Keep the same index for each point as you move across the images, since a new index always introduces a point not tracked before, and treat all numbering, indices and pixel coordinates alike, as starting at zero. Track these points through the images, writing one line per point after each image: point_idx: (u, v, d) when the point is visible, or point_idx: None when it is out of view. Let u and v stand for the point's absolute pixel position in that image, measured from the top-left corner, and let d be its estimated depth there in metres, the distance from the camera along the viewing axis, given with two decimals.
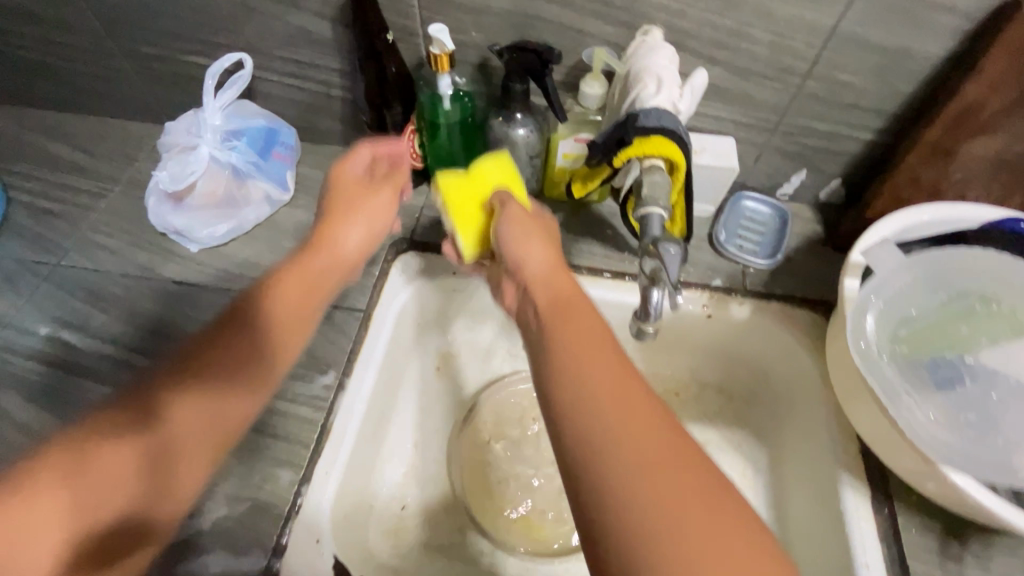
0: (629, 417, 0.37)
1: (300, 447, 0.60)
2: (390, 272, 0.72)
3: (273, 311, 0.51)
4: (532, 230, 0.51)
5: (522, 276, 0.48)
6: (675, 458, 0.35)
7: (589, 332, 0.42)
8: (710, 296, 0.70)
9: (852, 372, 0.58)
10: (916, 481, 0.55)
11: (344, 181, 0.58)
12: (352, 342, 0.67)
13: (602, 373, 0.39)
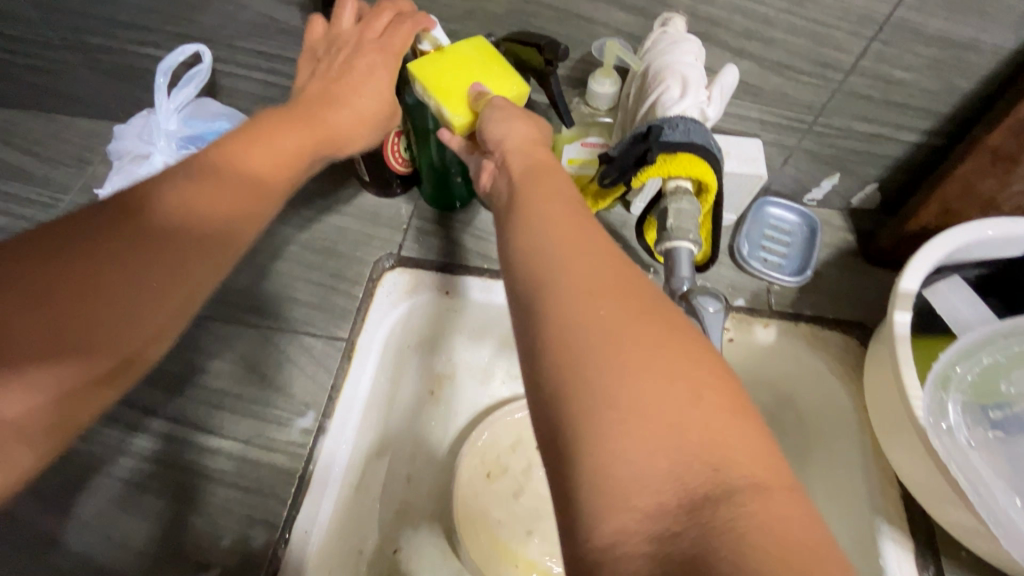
0: (606, 304, 0.29)
1: (279, 500, 0.54)
2: (376, 293, 0.65)
3: (227, 208, 0.41)
4: (529, 137, 0.44)
5: (504, 156, 0.43)
6: (660, 348, 0.28)
7: (582, 224, 0.34)
8: (732, 317, 0.63)
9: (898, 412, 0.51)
10: (964, 537, 0.49)
11: (342, 73, 0.50)
12: (335, 376, 0.60)
13: (586, 266, 0.31)
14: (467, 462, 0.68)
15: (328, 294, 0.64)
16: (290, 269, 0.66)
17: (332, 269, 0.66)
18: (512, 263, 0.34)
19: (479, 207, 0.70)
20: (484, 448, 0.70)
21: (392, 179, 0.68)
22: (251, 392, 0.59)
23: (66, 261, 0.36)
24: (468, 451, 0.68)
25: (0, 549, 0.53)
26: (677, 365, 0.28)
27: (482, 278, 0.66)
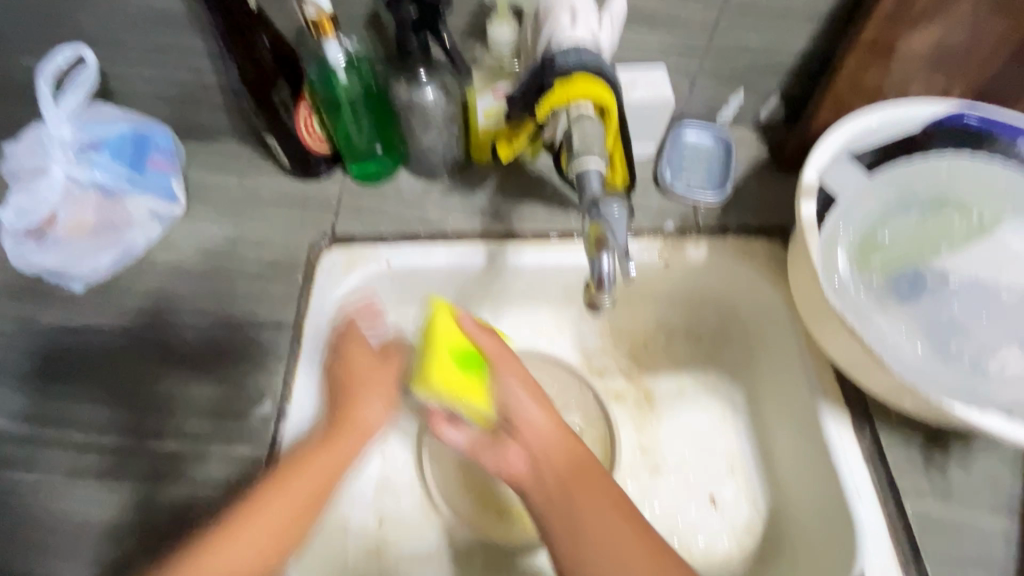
0: (599, 536, 0.47)
1: (246, 488, 0.54)
2: (317, 275, 0.64)
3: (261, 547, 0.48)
4: (536, 391, 0.52)
5: (518, 435, 0.50)
6: (625, 572, 0.45)
7: (571, 456, 0.50)
8: (664, 241, 0.66)
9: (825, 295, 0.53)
10: (897, 400, 0.52)
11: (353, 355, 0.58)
12: (287, 360, 0.59)
13: (579, 488, 0.49)
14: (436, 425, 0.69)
15: (266, 284, 0.63)
16: (225, 266, 0.64)
17: (267, 259, 0.65)
18: (511, 430, 0.51)
19: (407, 176, 0.70)
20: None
21: (313, 159, 0.67)
22: (199, 394, 0.58)
23: (188, 557, 0.46)
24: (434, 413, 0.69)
25: None
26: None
27: (420, 244, 0.66)
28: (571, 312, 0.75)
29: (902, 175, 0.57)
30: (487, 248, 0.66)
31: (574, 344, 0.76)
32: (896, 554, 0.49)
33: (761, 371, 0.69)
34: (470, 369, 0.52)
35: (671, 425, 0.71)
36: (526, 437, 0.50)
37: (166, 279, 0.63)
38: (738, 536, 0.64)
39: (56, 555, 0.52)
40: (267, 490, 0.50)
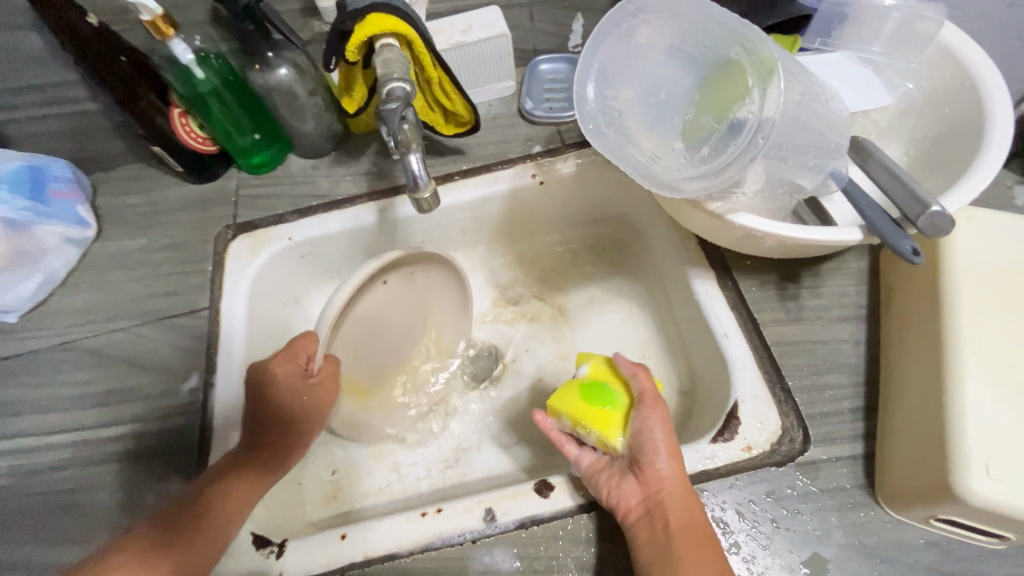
0: (688, 524, 0.45)
1: (186, 450, 0.58)
2: (226, 262, 0.70)
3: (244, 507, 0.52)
4: (667, 426, 0.49)
5: (647, 438, 0.48)
6: (699, 547, 0.44)
7: (685, 490, 0.47)
8: (537, 163, 0.72)
9: None
10: (747, 248, 0.56)
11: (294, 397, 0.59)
12: (207, 339, 0.64)
13: (675, 506, 0.46)
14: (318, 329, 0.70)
15: (183, 278, 0.69)
16: (142, 272, 0.70)
17: (180, 257, 0.70)
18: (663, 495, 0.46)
19: (296, 159, 0.76)
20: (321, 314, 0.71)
21: (206, 160, 0.73)
22: (131, 384, 0.62)
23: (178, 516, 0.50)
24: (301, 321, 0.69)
25: None
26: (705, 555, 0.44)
27: (316, 214, 0.72)
28: (478, 252, 0.82)
29: (653, 31, 0.50)
30: (377, 205, 0.72)
31: (487, 280, 0.82)
32: (763, 378, 0.54)
33: (653, 263, 0.75)
34: (595, 399, 0.52)
35: (585, 331, 0.77)
36: (659, 479, 0.47)
37: (90, 293, 0.69)
38: None
39: (18, 550, 0.55)
40: (266, 448, 0.57)
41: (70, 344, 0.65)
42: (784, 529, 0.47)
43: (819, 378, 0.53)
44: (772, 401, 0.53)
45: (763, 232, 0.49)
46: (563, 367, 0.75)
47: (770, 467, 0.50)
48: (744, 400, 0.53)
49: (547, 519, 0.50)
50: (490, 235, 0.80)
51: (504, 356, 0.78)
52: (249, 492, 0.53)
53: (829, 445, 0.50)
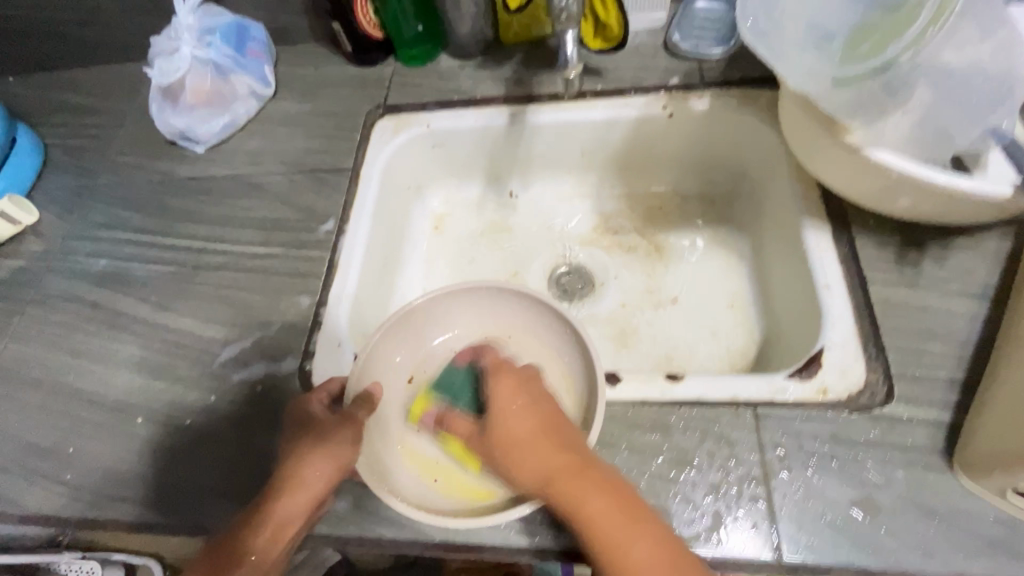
0: (597, 516, 0.44)
1: (312, 276, 0.67)
2: (371, 136, 0.78)
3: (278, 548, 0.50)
4: (532, 398, 0.51)
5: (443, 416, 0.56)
6: (621, 542, 0.43)
7: (571, 472, 0.46)
8: (669, 96, 0.73)
9: (799, 111, 0.54)
10: (874, 202, 0.54)
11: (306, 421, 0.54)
12: (346, 195, 0.74)
13: (593, 505, 0.44)
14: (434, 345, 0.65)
15: (334, 143, 0.79)
16: (303, 132, 0.81)
17: (334, 125, 0.80)
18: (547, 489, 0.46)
19: (446, 58, 0.83)
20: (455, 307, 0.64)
21: (370, 46, 0.81)
22: (281, 217, 0.73)
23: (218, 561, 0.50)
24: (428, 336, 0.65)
25: (109, 348, 0.67)
26: (642, 543, 0.43)
27: (454, 109, 0.78)
28: (590, 178, 0.85)
29: None
30: (511, 110, 0.77)
31: (592, 207, 0.85)
32: (858, 332, 0.53)
33: (764, 218, 0.74)
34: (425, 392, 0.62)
35: (679, 272, 0.79)
36: (583, 448, 0.48)
37: (260, 141, 0.81)
38: (732, 359, 0.70)
39: (177, 320, 0.67)
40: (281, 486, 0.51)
41: (240, 178, 0.78)
42: (842, 469, 0.47)
43: (920, 343, 0.51)
44: (861, 355, 0.52)
45: (892, 169, 0.49)
46: (648, 299, 0.77)
47: (844, 412, 0.50)
48: (830, 348, 0.53)
49: (608, 402, 0.54)
50: (606, 163, 0.82)
51: (593, 278, 0.81)
52: (281, 529, 0.50)
53: (913, 406, 0.49)
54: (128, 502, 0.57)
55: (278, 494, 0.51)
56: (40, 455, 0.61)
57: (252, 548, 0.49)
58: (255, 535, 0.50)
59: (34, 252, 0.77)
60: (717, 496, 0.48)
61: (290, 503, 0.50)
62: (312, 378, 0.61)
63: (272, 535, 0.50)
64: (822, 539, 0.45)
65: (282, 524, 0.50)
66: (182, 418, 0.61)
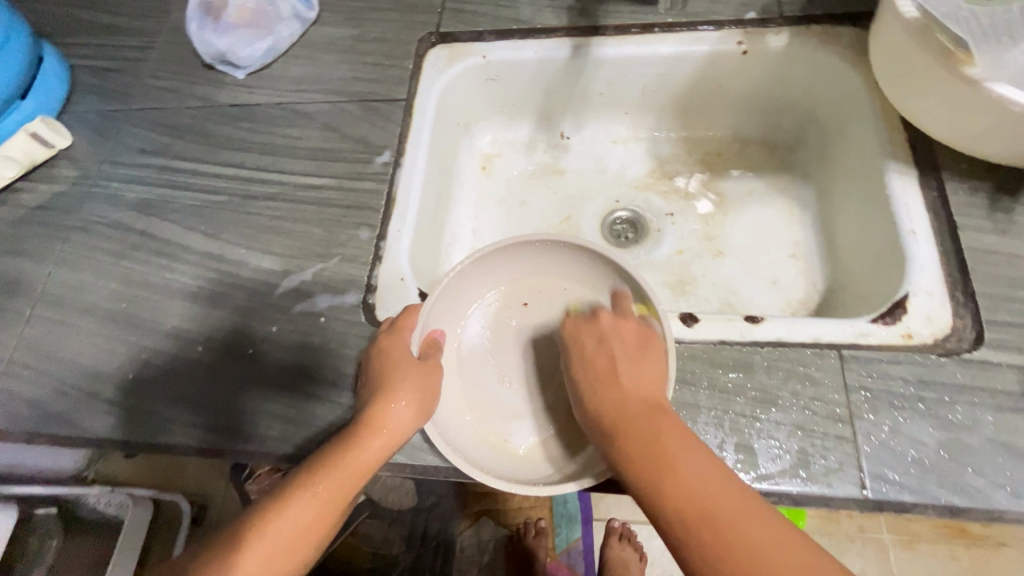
0: (688, 485, 0.41)
1: (371, 210, 0.65)
2: (424, 65, 0.74)
3: (334, 502, 0.48)
4: (627, 343, 0.50)
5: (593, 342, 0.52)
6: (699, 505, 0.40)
7: (659, 421, 0.44)
8: (744, 31, 0.69)
9: (903, 43, 0.52)
10: (969, 143, 0.52)
11: (379, 369, 0.52)
12: (400, 126, 0.70)
13: (685, 459, 0.42)
14: (487, 296, 0.63)
15: (383, 70, 0.74)
16: (349, 58, 0.76)
17: (383, 52, 0.75)
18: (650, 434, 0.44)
19: None
20: (513, 260, 0.61)
21: None
22: (333, 148, 0.70)
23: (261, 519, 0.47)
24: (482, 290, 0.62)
25: (165, 277, 0.65)
26: (684, 459, 0.42)
27: (514, 39, 0.74)
28: (648, 120, 0.82)
29: None
30: (574, 41, 0.72)
31: (649, 151, 0.82)
32: (944, 279, 0.52)
33: (834, 166, 0.71)
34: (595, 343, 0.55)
35: (738, 219, 0.77)
36: (653, 397, 0.46)
37: (303, 67, 0.76)
38: (792, 308, 0.69)
39: (230, 251, 0.65)
40: (347, 443, 0.49)
41: (285, 105, 0.74)
42: (929, 411, 0.47)
43: (1011, 291, 0.51)
44: (948, 301, 0.51)
45: (999, 96, 0.46)
46: (706, 248, 0.76)
47: (931, 356, 0.49)
48: (917, 294, 0.52)
49: (687, 342, 0.53)
50: (665, 104, 0.79)
51: (647, 224, 0.79)
52: (341, 486, 0.48)
53: (1002, 351, 0.49)
54: (196, 428, 0.58)
55: (356, 437, 0.49)
56: (105, 380, 0.61)
57: (301, 505, 0.47)
58: (306, 493, 0.48)
59: (69, 178, 0.73)
60: (802, 435, 0.47)
61: (369, 446, 0.49)
62: (376, 311, 0.60)
63: (360, 467, 0.48)
64: (909, 478, 0.45)
65: (362, 466, 0.49)
66: (246, 347, 0.60)
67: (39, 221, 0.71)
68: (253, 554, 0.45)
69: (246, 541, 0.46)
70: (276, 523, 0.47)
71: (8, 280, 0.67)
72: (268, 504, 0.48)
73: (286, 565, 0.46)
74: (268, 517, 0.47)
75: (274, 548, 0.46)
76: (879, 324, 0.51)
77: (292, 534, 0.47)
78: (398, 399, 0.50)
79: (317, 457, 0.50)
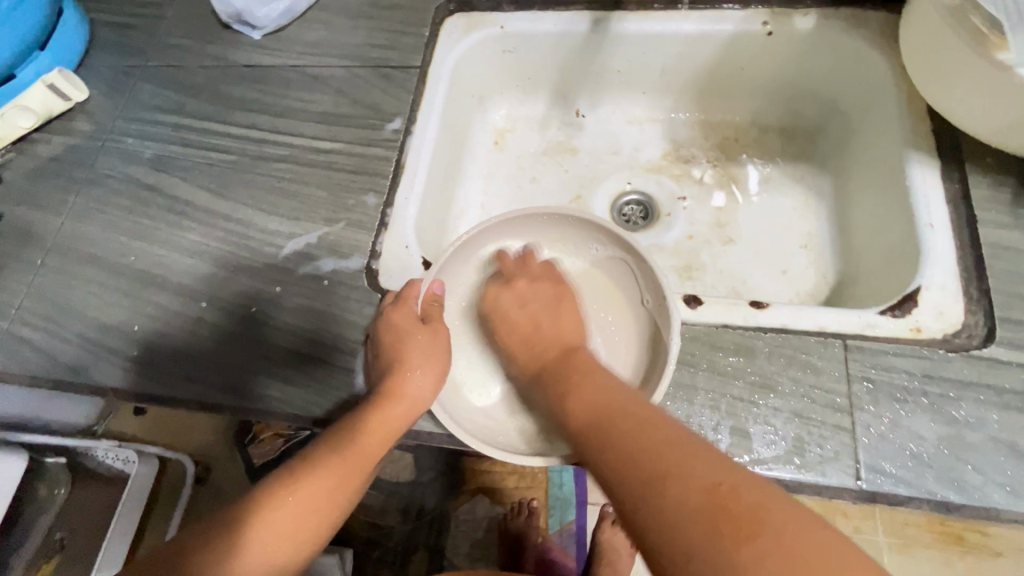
0: (596, 394, 0.45)
1: (379, 177, 0.65)
2: (440, 34, 0.73)
3: (363, 463, 0.50)
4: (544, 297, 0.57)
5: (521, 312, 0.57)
6: (658, 468, 0.37)
7: (573, 359, 0.51)
8: (770, 11, 0.67)
9: (936, 28, 0.51)
10: (999, 136, 0.50)
11: (395, 338, 0.53)
12: (413, 95, 0.69)
13: (583, 391, 0.46)
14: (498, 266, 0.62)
15: (399, 37, 0.73)
16: (365, 24, 0.75)
17: (400, 18, 0.74)
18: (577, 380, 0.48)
19: None
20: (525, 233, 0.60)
21: None
22: (344, 113, 0.69)
23: (294, 477, 0.49)
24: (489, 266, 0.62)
25: (174, 232, 0.66)
26: (621, 424, 0.41)
27: (532, 11, 0.72)
28: (665, 101, 0.80)
29: None
30: (593, 15, 0.70)
31: (664, 132, 0.81)
32: (959, 274, 0.51)
33: (855, 155, 0.69)
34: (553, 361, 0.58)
35: (751, 207, 0.75)
36: (565, 343, 0.54)
37: (317, 30, 0.75)
38: (800, 299, 0.68)
39: (238, 211, 0.66)
40: (373, 408, 0.50)
41: (299, 68, 0.73)
42: (932, 406, 0.46)
43: None
44: (960, 296, 0.50)
45: None
46: (716, 234, 0.74)
47: (938, 351, 0.48)
48: (929, 288, 0.50)
49: (693, 323, 0.52)
50: (684, 85, 0.77)
51: (658, 208, 0.78)
52: (369, 449, 0.50)
53: (1014, 351, 0.47)
54: (197, 382, 0.59)
55: (379, 403, 0.50)
56: (111, 331, 0.62)
57: (332, 466, 0.49)
58: (335, 455, 0.49)
59: (85, 132, 0.74)
60: (799, 422, 0.47)
61: (390, 412, 0.50)
62: (379, 278, 0.60)
63: (387, 431, 0.50)
64: (906, 471, 0.45)
65: (386, 429, 0.50)
66: (250, 306, 0.61)
67: (52, 173, 0.71)
68: (287, 512, 0.47)
69: (279, 501, 0.47)
70: (308, 483, 0.48)
71: (20, 229, 0.68)
72: (298, 463, 0.50)
73: (318, 523, 0.48)
74: (298, 476, 0.49)
75: (310, 506, 0.48)
76: (889, 317, 0.50)
77: (321, 494, 0.48)
78: (415, 368, 0.52)
79: (346, 420, 0.51)
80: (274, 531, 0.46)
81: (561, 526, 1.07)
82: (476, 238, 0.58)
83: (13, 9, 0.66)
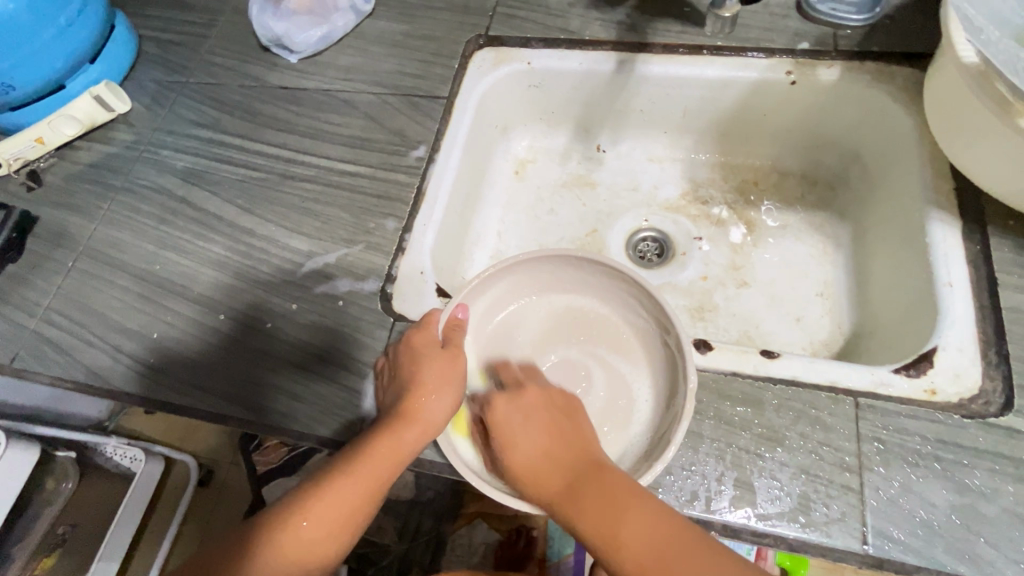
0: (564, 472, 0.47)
1: (399, 202, 0.67)
2: (469, 66, 0.75)
3: (374, 489, 0.49)
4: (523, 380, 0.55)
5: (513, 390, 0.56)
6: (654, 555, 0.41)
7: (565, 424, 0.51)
8: (795, 61, 0.68)
9: (961, 92, 0.51)
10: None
11: (412, 365, 0.53)
12: (437, 123, 0.71)
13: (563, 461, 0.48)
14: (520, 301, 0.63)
15: (429, 67, 0.75)
16: (397, 53, 0.77)
17: (430, 49, 0.76)
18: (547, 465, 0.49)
19: None
20: (544, 276, 0.62)
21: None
22: (371, 137, 0.71)
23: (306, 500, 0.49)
24: (514, 292, 0.62)
25: (199, 243, 0.68)
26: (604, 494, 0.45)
27: (559, 48, 0.74)
28: (687, 142, 0.81)
29: None
30: (619, 56, 0.72)
31: (684, 171, 0.81)
32: (978, 336, 0.50)
33: (875, 207, 0.69)
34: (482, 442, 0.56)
35: (767, 253, 0.75)
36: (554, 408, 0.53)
37: (350, 56, 0.78)
38: (813, 347, 0.67)
39: (262, 227, 0.68)
40: (385, 433, 0.51)
41: (331, 91, 0.76)
42: (945, 472, 0.45)
43: None
44: (978, 357, 0.49)
45: None
46: (731, 277, 0.74)
47: (952, 414, 0.47)
48: (946, 348, 0.50)
49: (704, 370, 0.51)
50: (705, 128, 0.78)
51: (673, 246, 0.78)
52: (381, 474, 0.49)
53: None
54: (208, 393, 0.60)
55: (391, 426, 0.51)
56: (131, 336, 0.64)
57: (341, 490, 0.49)
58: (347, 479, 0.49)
59: (124, 142, 0.77)
60: (805, 478, 0.46)
61: (403, 437, 0.50)
62: (393, 301, 0.61)
63: (397, 456, 0.50)
64: (915, 539, 0.43)
65: (397, 454, 0.50)
66: (265, 321, 0.62)
67: (90, 179, 0.75)
68: (298, 536, 0.47)
69: (291, 524, 0.48)
70: (321, 505, 0.48)
71: (56, 231, 0.71)
72: (308, 484, 0.50)
73: (327, 547, 0.48)
74: (311, 499, 0.49)
75: (320, 531, 0.48)
76: (904, 377, 0.49)
77: (334, 518, 0.48)
78: (428, 394, 0.52)
79: (359, 443, 0.51)
80: (286, 555, 0.47)
81: (556, 560, 0.97)
82: (497, 273, 0.59)
83: (69, 25, 0.70)
